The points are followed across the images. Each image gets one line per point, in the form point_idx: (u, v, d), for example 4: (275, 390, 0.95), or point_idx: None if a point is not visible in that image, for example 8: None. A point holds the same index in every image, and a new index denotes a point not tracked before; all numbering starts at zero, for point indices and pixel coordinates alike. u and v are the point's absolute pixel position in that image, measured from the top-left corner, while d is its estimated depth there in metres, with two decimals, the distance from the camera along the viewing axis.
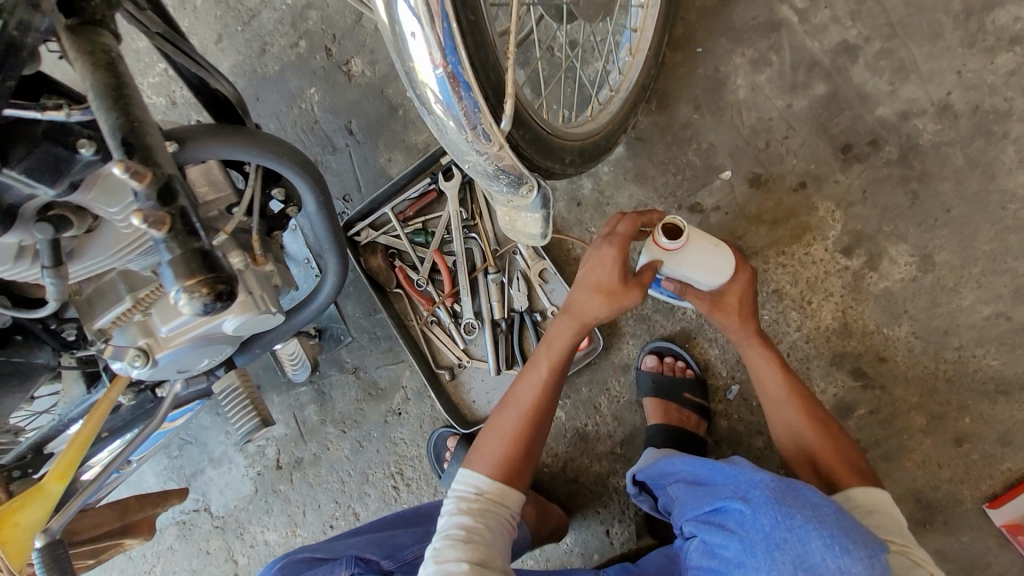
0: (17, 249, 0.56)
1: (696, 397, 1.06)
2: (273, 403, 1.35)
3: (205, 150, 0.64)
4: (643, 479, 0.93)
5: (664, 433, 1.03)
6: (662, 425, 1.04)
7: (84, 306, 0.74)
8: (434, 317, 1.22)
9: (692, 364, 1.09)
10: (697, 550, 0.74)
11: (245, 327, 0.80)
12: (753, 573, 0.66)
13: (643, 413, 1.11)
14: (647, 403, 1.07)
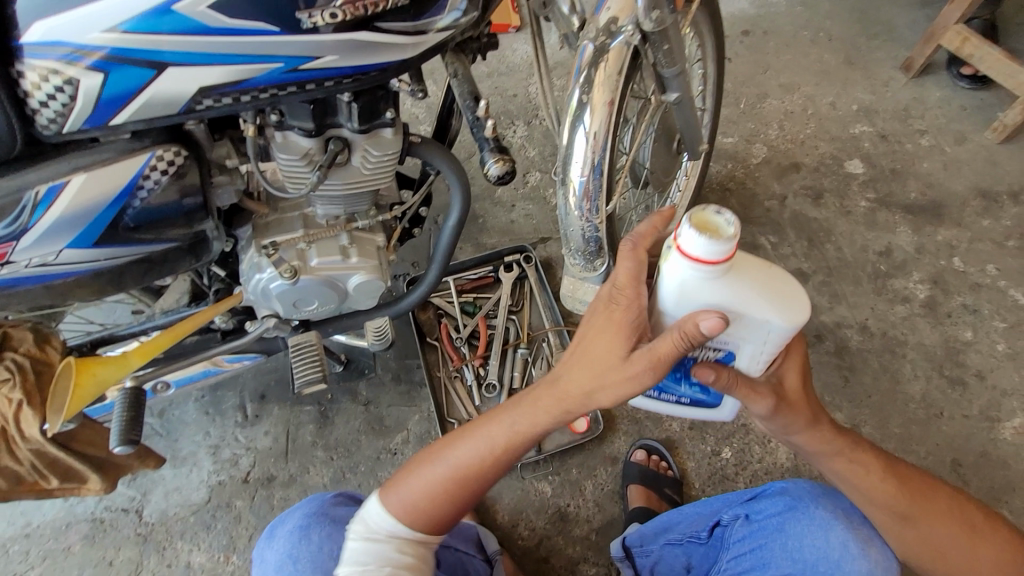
0: (306, 153, 0.80)
1: (672, 493, 1.23)
2: (271, 415, 1.38)
3: (428, 154, 0.94)
4: (633, 544, 1.05)
5: (648, 514, 1.19)
6: (644, 508, 1.19)
7: (261, 226, 0.94)
8: (458, 374, 1.38)
9: (672, 466, 1.26)
10: (741, 526, 0.91)
11: (362, 288, 1.00)
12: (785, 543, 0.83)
13: (623, 502, 1.23)
14: (631, 488, 1.22)
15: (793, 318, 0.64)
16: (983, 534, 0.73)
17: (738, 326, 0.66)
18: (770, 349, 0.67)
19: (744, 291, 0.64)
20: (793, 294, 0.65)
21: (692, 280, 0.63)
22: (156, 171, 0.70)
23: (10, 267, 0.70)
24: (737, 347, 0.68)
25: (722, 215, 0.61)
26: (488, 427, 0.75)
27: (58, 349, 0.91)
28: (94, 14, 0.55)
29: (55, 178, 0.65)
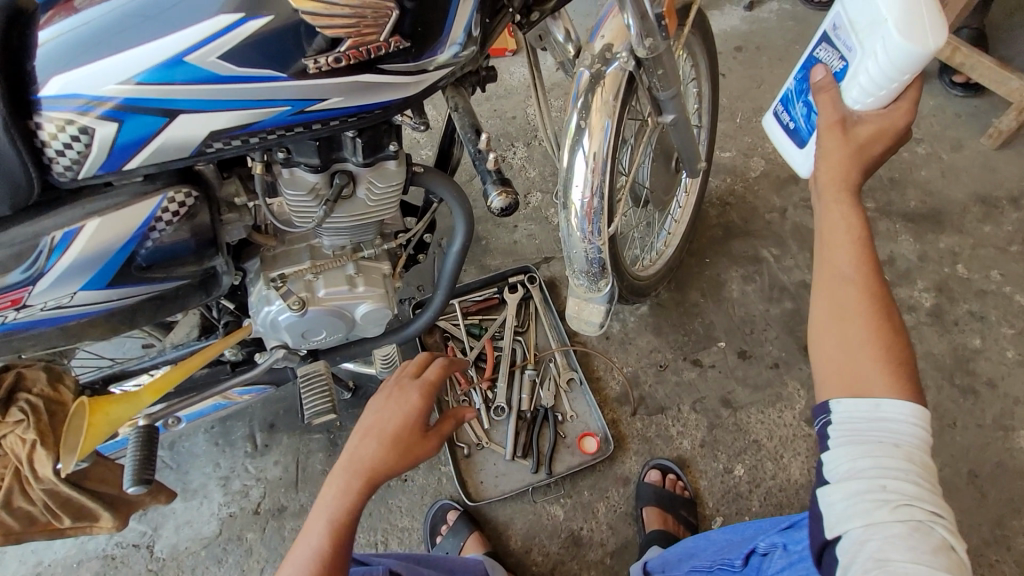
0: (312, 188, 0.82)
1: (687, 515, 1.22)
2: (280, 444, 1.38)
3: (432, 182, 0.96)
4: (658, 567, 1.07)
5: (663, 536, 1.17)
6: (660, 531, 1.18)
7: (270, 259, 0.95)
8: (467, 397, 1.38)
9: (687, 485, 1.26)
10: (780, 558, 0.82)
11: (370, 316, 1.00)
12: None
13: (637, 524, 1.22)
14: (646, 510, 1.21)
15: (923, 43, 0.68)
16: (903, 373, 0.62)
17: (873, 29, 0.71)
18: (874, 82, 0.73)
19: (887, 4, 0.69)
20: (930, 29, 0.68)
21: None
22: (167, 213, 0.72)
23: (25, 310, 0.71)
24: (853, 59, 0.76)
25: None
26: (317, 527, 0.71)
27: (72, 388, 0.92)
28: (109, 67, 0.58)
29: (70, 224, 0.67)
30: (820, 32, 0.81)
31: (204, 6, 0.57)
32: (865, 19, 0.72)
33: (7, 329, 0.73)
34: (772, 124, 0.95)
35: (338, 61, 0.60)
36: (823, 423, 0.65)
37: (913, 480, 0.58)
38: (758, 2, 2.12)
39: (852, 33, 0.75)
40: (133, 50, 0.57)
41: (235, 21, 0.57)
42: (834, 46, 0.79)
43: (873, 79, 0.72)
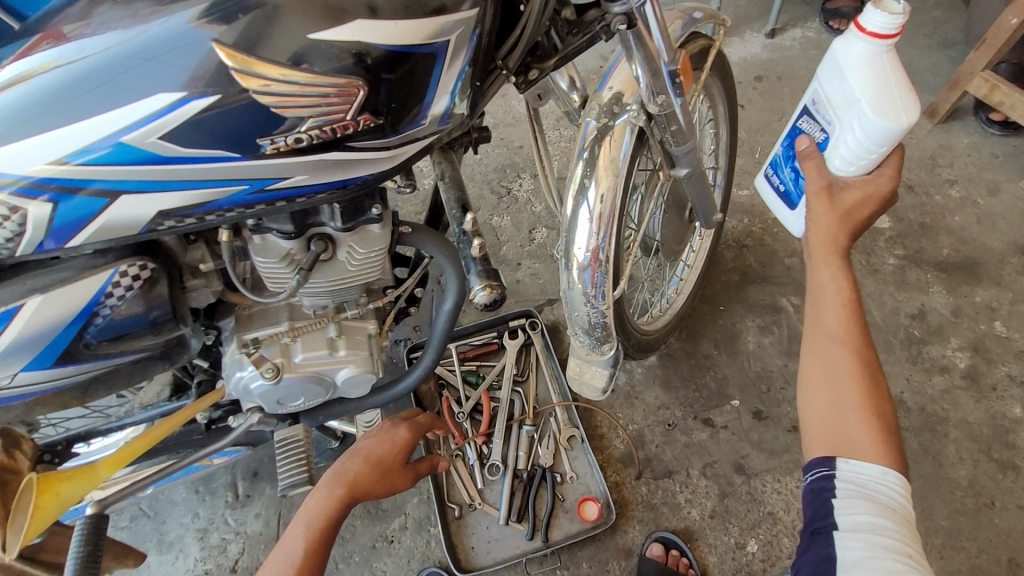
0: (286, 255, 0.75)
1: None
2: (263, 495, 1.31)
3: (421, 242, 0.88)
4: None
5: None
6: None
7: (245, 319, 0.88)
8: (460, 452, 1.30)
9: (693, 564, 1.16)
10: None
11: (352, 380, 0.93)
12: None
13: None
14: None
15: (896, 119, 0.73)
16: (892, 445, 0.68)
17: (848, 105, 0.77)
18: (853, 148, 0.77)
19: (859, 83, 0.75)
20: (901, 105, 0.74)
21: (850, 43, 0.76)
22: (119, 287, 0.65)
23: None
24: (834, 132, 0.80)
25: None
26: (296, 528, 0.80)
27: (29, 454, 0.86)
28: (44, 144, 0.52)
29: (10, 302, 0.60)
30: (800, 104, 0.86)
31: (151, 79, 0.51)
32: (841, 95, 0.78)
33: None
34: (763, 184, 0.98)
35: (299, 142, 0.54)
36: (820, 475, 0.68)
37: (898, 529, 0.63)
38: (780, 30, 2.04)
39: (830, 108, 0.80)
40: (71, 126, 0.51)
41: (182, 97, 0.50)
42: (813, 117, 0.83)
43: (856, 145, 0.77)
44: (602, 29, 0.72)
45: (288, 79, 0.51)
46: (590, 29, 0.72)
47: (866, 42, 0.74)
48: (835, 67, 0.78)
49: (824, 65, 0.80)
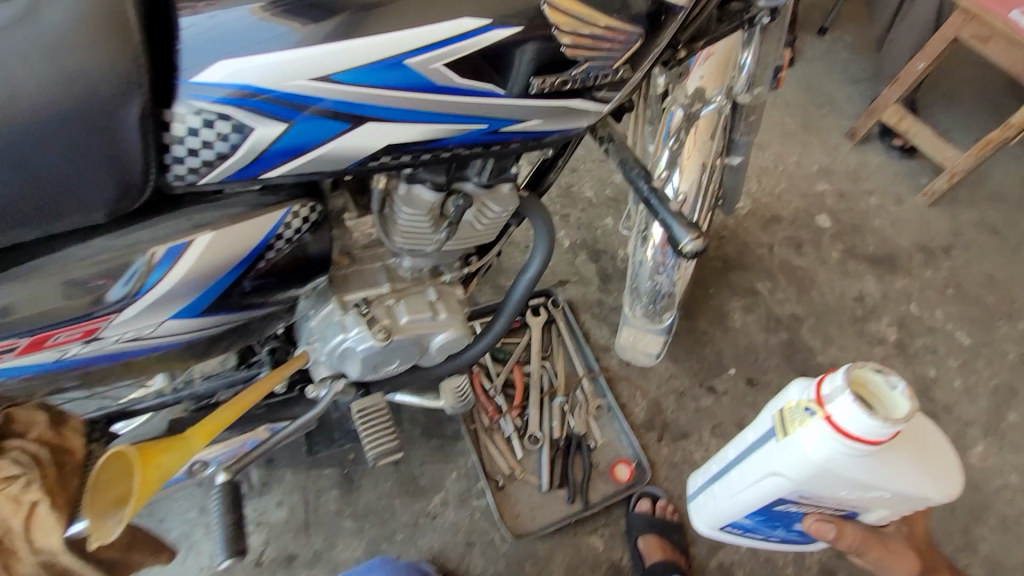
0: (429, 208, 0.73)
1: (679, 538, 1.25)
2: (283, 482, 1.20)
3: (529, 208, 0.90)
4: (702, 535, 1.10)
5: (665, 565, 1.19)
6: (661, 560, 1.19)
7: (340, 281, 0.83)
8: (495, 425, 1.32)
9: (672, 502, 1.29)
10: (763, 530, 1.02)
11: (446, 346, 0.91)
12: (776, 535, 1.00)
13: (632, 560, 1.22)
14: (643, 541, 1.21)
15: (946, 492, 0.81)
16: None
17: (886, 498, 0.83)
18: (889, 515, 0.87)
19: (862, 471, 0.78)
20: (939, 447, 0.82)
21: (837, 451, 0.77)
22: (290, 229, 0.60)
23: (93, 344, 0.55)
24: (861, 510, 0.87)
25: (887, 382, 0.72)
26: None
27: (78, 431, 0.74)
28: (303, 57, 0.49)
29: (177, 238, 0.53)
30: (773, 488, 0.88)
31: (424, 9, 0.51)
32: (859, 482, 0.80)
33: (58, 369, 0.56)
34: (717, 512, 1.02)
35: (562, 84, 0.59)
36: None
37: None
38: None
39: (843, 491, 0.82)
40: (329, 42, 0.49)
41: (472, 27, 0.52)
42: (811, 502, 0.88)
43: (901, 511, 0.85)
44: (746, 19, 0.81)
45: (581, 18, 0.55)
46: (735, 18, 0.81)
47: (856, 453, 0.76)
48: (808, 462, 0.80)
49: (812, 474, 0.81)
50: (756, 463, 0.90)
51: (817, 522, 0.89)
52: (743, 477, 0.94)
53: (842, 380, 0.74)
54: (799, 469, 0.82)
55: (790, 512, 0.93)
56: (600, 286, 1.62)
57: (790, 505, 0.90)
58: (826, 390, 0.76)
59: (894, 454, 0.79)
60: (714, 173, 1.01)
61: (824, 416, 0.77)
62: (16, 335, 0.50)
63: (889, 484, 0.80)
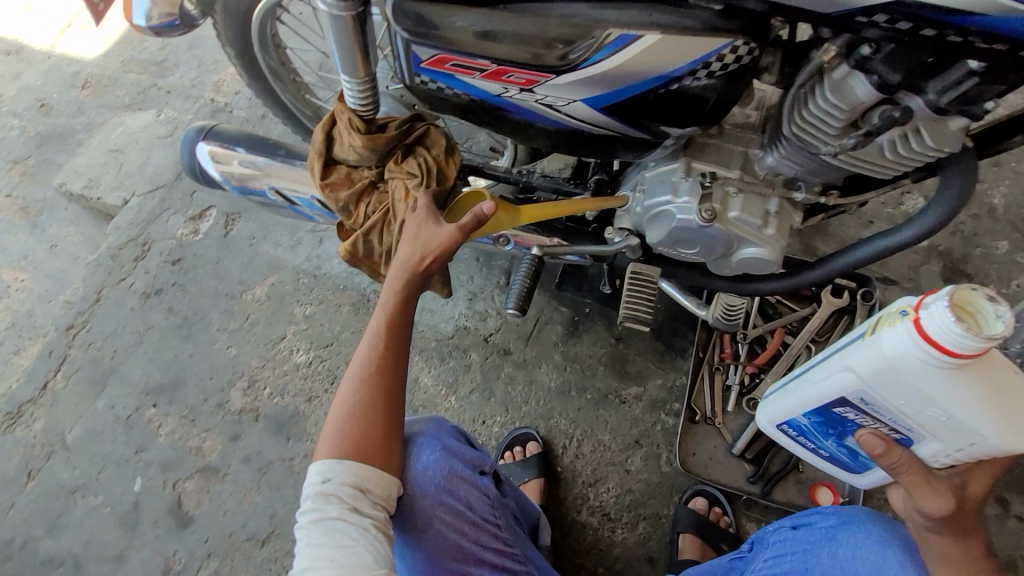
0: (856, 108, 0.63)
1: None
2: (529, 294, 1.38)
3: (955, 168, 0.73)
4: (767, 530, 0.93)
5: None
6: None
7: (695, 149, 0.83)
8: (723, 368, 1.25)
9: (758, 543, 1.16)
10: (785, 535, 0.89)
11: (750, 262, 0.86)
12: (835, 548, 0.82)
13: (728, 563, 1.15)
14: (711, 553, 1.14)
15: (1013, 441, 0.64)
16: None
17: (941, 424, 0.68)
18: (958, 456, 0.70)
19: (930, 386, 0.66)
20: None
21: (915, 360, 0.65)
22: (719, 62, 0.59)
23: (523, 94, 0.67)
24: (915, 437, 0.72)
25: (996, 307, 0.59)
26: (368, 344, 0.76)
27: (457, 166, 0.93)
28: None
29: (632, 28, 0.56)
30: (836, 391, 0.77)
31: None
32: (941, 425, 0.68)
33: (490, 102, 0.70)
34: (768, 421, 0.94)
35: None
36: None
37: None
38: None
39: (910, 421, 0.70)
40: None
41: None
42: (869, 413, 0.75)
43: (965, 453, 0.69)
44: None
45: None
46: None
47: (946, 366, 0.63)
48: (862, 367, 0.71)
49: (885, 370, 0.69)
50: (820, 394, 0.80)
51: (872, 435, 0.71)
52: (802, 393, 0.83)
53: (946, 290, 0.61)
54: (849, 367, 0.74)
55: (848, 417, 0.80)
56: None
57: (849, 407, 0.77)
58: (930, 297, 0.63)
59: (981, 390, 0.65)
60: None
61: (913, 319, 0.64)
62: (488, 61, 0.62)
63: (955, 408, 0.65)
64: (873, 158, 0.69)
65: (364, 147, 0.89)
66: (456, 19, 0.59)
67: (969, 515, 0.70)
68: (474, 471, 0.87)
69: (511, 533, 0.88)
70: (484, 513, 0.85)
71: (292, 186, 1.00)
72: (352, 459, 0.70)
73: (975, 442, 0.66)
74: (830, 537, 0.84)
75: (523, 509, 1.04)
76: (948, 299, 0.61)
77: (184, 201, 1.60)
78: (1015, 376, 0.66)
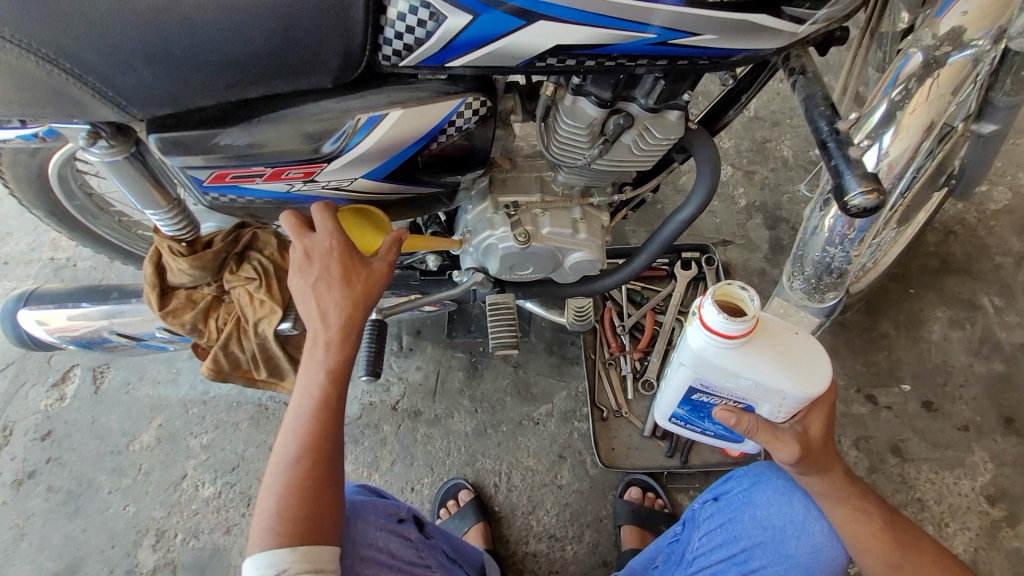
0: (590, 124, 0.75)
1: None
2: (423, 351, 1.41)
3: (698, 145, 0.86)
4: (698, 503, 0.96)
5: None
6: None
7: (498, 185, 0.92)
8: (613, 362, 1.34)
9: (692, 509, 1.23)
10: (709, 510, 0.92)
11: (578, 265, 0.96)
12: (753, 508, 0.85)
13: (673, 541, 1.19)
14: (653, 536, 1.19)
15: (807, 384, 0.81)
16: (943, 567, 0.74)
17: (756, 389, 0.84)
18: (787, 408, 0.84)
19: (732, 362, 0.82)
20: (819, 354, 0.83)
21: (713, 347, 0.82)
22: (461, 118, 0.69)
23: (309, 185, 0.74)
24: (752, 404, 0.87)
25: (745, 293, 0.79)
26: (305, 408, 0.69)
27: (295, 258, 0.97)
28: None
29: (375, 110, 0.65)
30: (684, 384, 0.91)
31: None
32: (758, 388, 0.84)
33: (285, 199, 0.76)
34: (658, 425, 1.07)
35: None
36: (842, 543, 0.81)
37: None
38: None
39: (739, 392, 0.86)
40: None
41: None
42: (714, 393, 0.90)
43: (788, 404, 0.84)
44: None
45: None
46: None
47: (733, 345, 0.80)
48: (688, 364, 0.87)
49: (701, 362, 0.84)
50: (678, 391, 0.94)
51: (724, 409, 0.85)
52: (668, 396, 0.97)
53: (709, 292, 0.80)
54: (683, 368, 0.89)
55: (706, 401, 0.94)
56: (768, 256, 1.48)
57: (702, 395, 0.92)
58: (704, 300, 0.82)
59: (770, 356, 0.82)
60: (952, 135, 0.92)
61: (700, 318, 0.82)
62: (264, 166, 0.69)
63: (757, 372, 0.82)
64: (625, 158, 0.82)
65: (193, 268, 0.90)
66: (219, 139, 0.66)
67: (821, 452, 0.81)
68: (389, 521, 0.87)
69: (441, 569, 0.88)
70: (410, 557, 0.84)
71: (135, 323, 0.98)
72: (304, 542, 0.63)
73: (787, 393, 0.82)
74: (745, 500, 0.86)
75: (466, 556, 1.05)
76: (712, 298, 0.79)
77: (42, 369, 1.49)
78: (789, 338, 0.84)
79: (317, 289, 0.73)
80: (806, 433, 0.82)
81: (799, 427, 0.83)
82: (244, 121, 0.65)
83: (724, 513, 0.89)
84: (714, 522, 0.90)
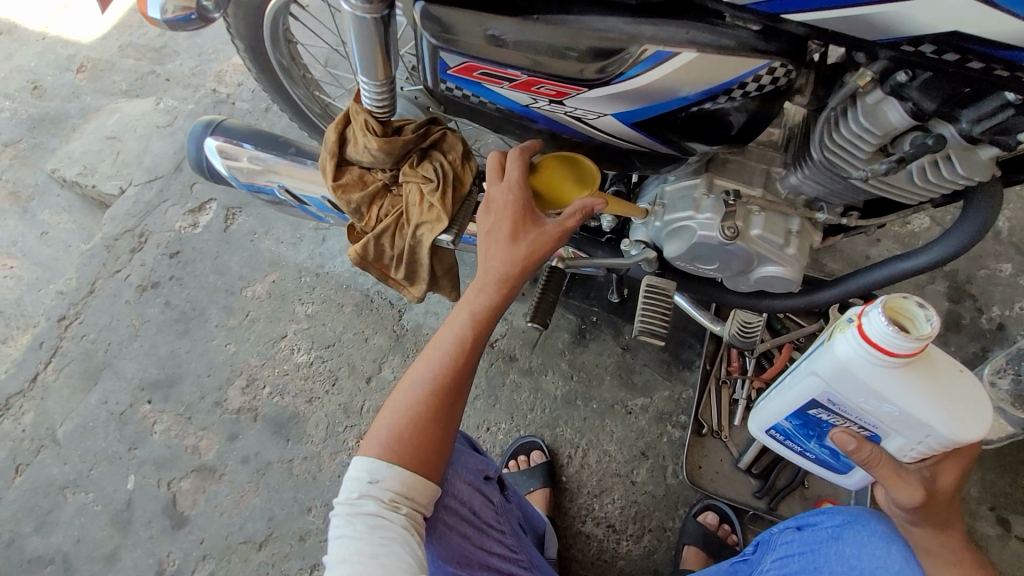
0: (888, 134, 0.62)
1: None
2: (537, 302, 1.36)
3: (983, 195, 0.72)
4: (773, 534, 0.90)
5: None
6: None
7: (718, 167, 0.82)
8: (729, 382, 1.24)
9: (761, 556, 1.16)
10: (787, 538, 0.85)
11: (768, 280, 0.85)
12: (842, 545, 0.79)
13: None
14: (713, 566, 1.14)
15: (959, 429, 0.70)
16: None
17: (897, 419, 0.73)
18: (921, 449, 0.74)
19: (883, 384, 0.70)
20: (978, 397, 0.71)
21: (867, 364, 0.70)
22: (755, 82, 0.59)
23: (552, 106, 0.67)
24: (880, 433, 0.77)
25: (923, 311, 0.66)
26: (437, 353, 0.72)
27: (473, 172, 0.92)
28: None
29: (668, 46, 0.56)
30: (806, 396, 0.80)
31: None
32: (899, 419, 0.72)
33: (517, 112, 0.70)
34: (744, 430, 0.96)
35: None
36: None
37: None
38: None
39: (875, 418, 0.75)
40: None
41: None
42: (838, 413, 0.79)
43: (925, 444, 0.74)
44: None
45: None
46: None
47: (891, 365, 0.69)
48: (823, 376, 0.75)
49: (841, 375, 0.73)
50: (792, 403, 0.83)
51: (845, 433, 0.75)
52: (777, 401, 0.86)
53: (879, 301, 0.67)
54: (813, 374, 0.77)
55: (822, 420, 0.83)
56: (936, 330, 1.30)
57: (822, 410, 0.81)
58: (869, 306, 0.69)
59: (925, 388, 0.70)
60: None
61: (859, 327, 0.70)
62: (520, 72, 0.61)
63: (906, 402, 0.70)
64: (901, 185, 0.69)
65: (379, 150, 0.86)
66: (487, 28, 0.58)
67: (944, 505, 0.72)
68: (478, 476, 0.85)
69: (517, 540, 0.86)
70: (489, 520, 0.83)
71: (302, 186, 0.97)
72: (397, 468, 0.67)
73: (929, 433, 0.71)
74: (832, 534, 0.81)
75: (530, 520, 1.01)
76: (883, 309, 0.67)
77: (183, 192, 1.57)
78: (948, 370, 0.72)
79: (487, 240, 0.75)
80: (930, 479, 0.73)
81: (925, 471, 0.74)
82: (521, 14, 0.58)
83: (803, 544, 0.83)
84: (790, 551, 0.84)
